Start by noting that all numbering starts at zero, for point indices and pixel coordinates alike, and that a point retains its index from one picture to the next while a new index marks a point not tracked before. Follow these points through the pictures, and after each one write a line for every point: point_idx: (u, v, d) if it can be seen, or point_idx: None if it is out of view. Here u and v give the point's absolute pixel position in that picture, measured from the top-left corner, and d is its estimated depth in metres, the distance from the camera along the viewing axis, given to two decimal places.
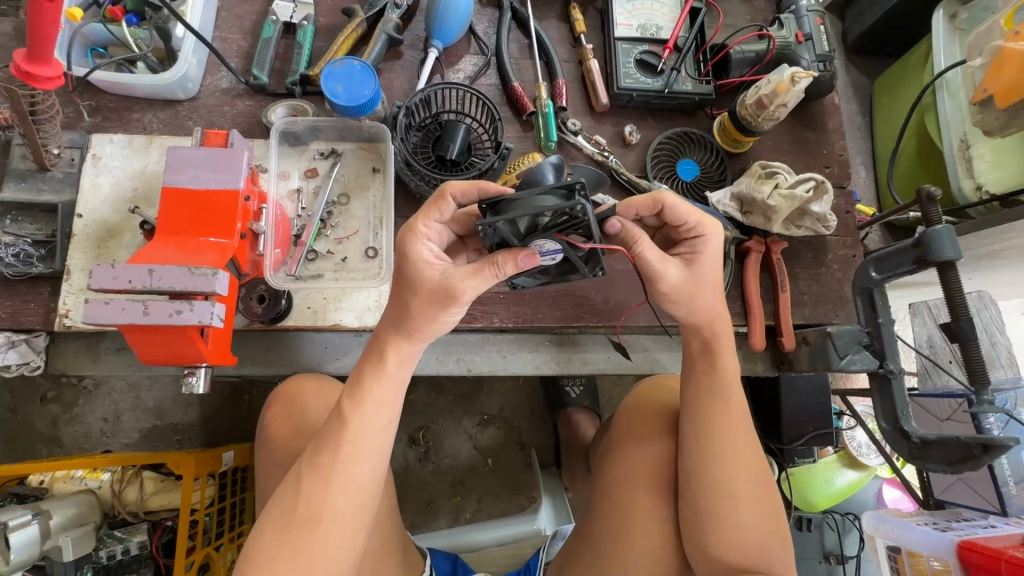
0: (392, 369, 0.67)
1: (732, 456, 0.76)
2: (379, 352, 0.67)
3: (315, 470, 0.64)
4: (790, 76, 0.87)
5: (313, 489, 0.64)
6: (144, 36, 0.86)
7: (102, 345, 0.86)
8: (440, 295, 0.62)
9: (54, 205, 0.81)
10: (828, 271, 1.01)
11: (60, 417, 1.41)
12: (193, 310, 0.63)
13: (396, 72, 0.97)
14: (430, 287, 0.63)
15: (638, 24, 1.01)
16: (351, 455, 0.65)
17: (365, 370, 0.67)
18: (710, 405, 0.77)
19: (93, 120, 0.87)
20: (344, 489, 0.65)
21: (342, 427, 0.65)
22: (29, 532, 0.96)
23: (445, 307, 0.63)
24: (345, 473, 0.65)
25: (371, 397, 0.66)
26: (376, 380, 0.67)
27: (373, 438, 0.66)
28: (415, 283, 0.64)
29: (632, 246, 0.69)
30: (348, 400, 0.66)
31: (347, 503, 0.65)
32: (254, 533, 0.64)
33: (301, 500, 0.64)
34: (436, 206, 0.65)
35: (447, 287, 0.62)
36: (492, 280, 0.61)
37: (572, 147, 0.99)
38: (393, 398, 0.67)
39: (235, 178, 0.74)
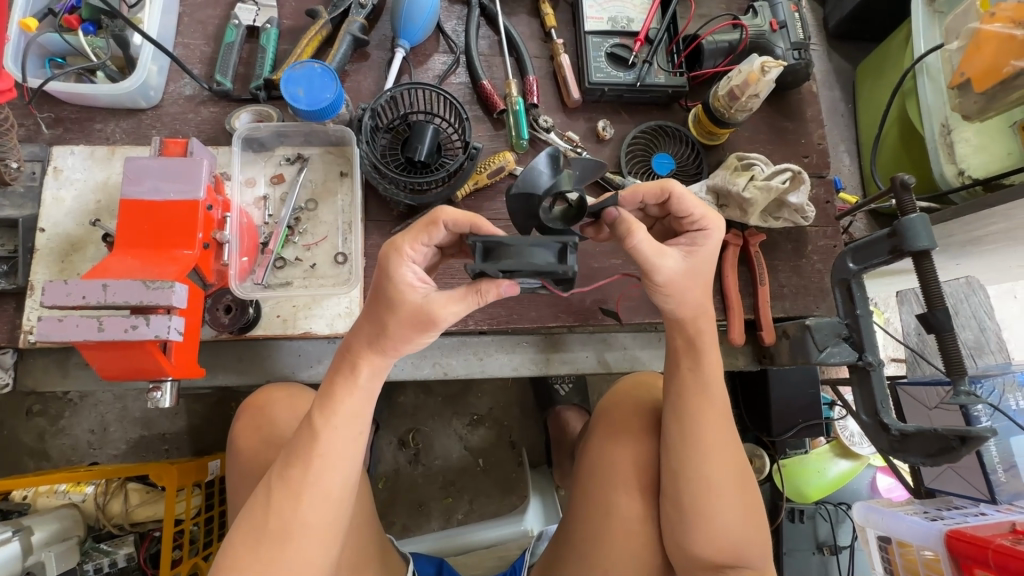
0: (365, 382, 0.63)
1: (719, 453, 0.73)
2: (350, 362, 0.63)
3: (285, 483, 0.61)
4: (760, 66, 0.86)
5: (281, 504, 0.61)
6: (102, 45, 0.84)
7: (71, 360, 0.87)
8: (421, 319, 0.58)
9: (15, 219, 0.80)
10: (808, 262, 1.00)
11: (46, 431, 1.40)
12: (150, 325, 0.62)
13: (363, 74, 0.95)
14: (411, 311, 0.58)
15: (609, 17, 0.99)
16: (323, 467, 0.62)
17: (338, 380, 0.63)
18: (691, 398, 0.75)
19: (54, 132, 0.85)
20: (316, 503, 0.61)
21: (313, 439, 0.62)
22: (11, 548, 0.95)
23: (425, 331, 0.59)
24: (316, 486, 0.61)
25: (343, 408, 0.63)
26: (349, 390, 0.63)
27: (344, 449, 0.63)
28: (395, 303, 0.58)
29: (628, 235, 0.65)
30: (318, 412, 0.62)
31: (318, 517, 0.61)
32: (224, 550, 0.61)
33: (271, 515, 0.61)
34: (425, 230, 0.59)
35: (429, 312, 0.58)
36: (474, 305, 0.58)
37: (545, 145, 0.97)
38: (365, 406, 0.64)
39: (195, 187, 0.72)
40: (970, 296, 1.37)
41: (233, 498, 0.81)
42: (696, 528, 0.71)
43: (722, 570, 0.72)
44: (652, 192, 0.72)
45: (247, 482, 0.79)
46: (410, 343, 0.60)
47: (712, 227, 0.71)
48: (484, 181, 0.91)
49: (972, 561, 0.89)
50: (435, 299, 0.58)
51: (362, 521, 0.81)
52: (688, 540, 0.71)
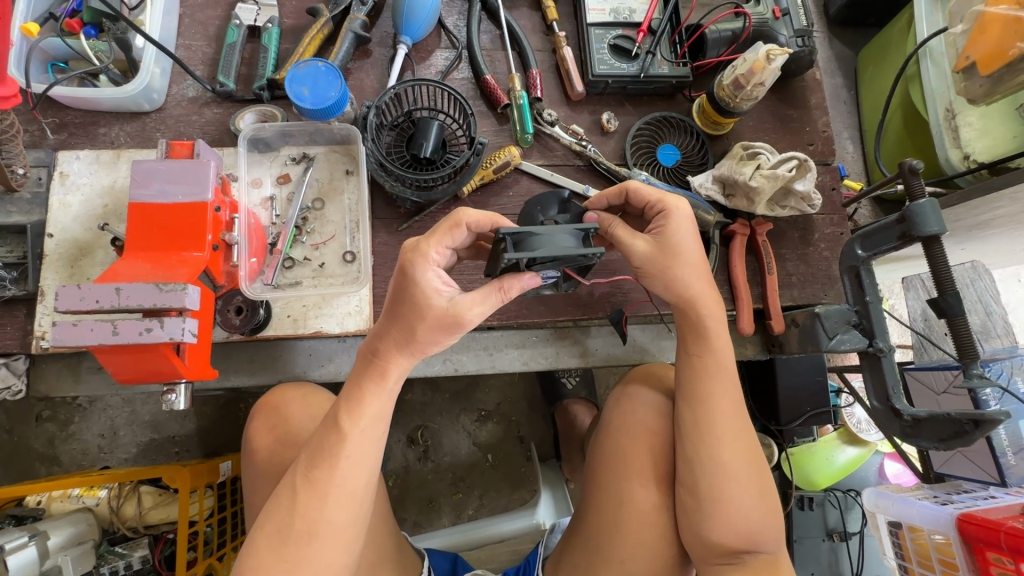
0: (393, 384, 0.64)
1: (733, 436, 0.73)
2: (370, 364, 0.64)
3: (310, 486, 0.61)
4: (765, 54, 0.85)
5: (307, 504, 0.61)
6: (104, 48, 0.83)
7: (83, 364, 0.87)
8: (449, 322, 0.61)
9: (22, 226, 0.80)
10: (815, 250, 1.00)
11: (56, 436, 1.41)
12: (164, 327, 0.62)
13: (366, 71, 0.95)
14: (438, 315, 0.61)
15: (611, 9, 0.99)
16: (348, 467, 0.62)
17: (365, 383, 0.64)
18: (706, 386, 0.74)
19: (58, 137, 0.85)
20: (340, 503, 0.62)
21: (338, 441, 0.62)
22: (27, 554, 0.96)
23: (452, 332, 0.62)
24: (340, 488, 0.62)
25: (368, 408, 0.63)
26: (376, 391, 0.64)
27: (368, 449, 0.63)
28: (422, 310, 0.61)
29: (606, 230, 0.77)
30: (344, 412, 0.63)
31: (343, 517, 0.62)
32: (248, 548, 0.61)
33: (298, 515, 0.61)
34: (448, 232, 0.64)
35: (456, 317, 0.61)
36: (497, 303, 0.62)
37: (550, 139, 0.97)
38: (387, 404, 0.65)
39: (203, 189, 0.72)
40: (976, 281, 1.35)
41: (249, 498, 0.81)
42: (709, 514, 0.71)
43: (738, 556, 0.71)
44: (611, 198, 0.79)
45: (261, 481, 0.80)
46: (437, 344, 0.63)
47: (672, 207, 0.74)
48: (491, 176, 0.91)
49: (984, 544, 0.89)
50: (462, 304, 0.61)
51: (377, 519, 0.82)
52: (701, 526, 0.72)
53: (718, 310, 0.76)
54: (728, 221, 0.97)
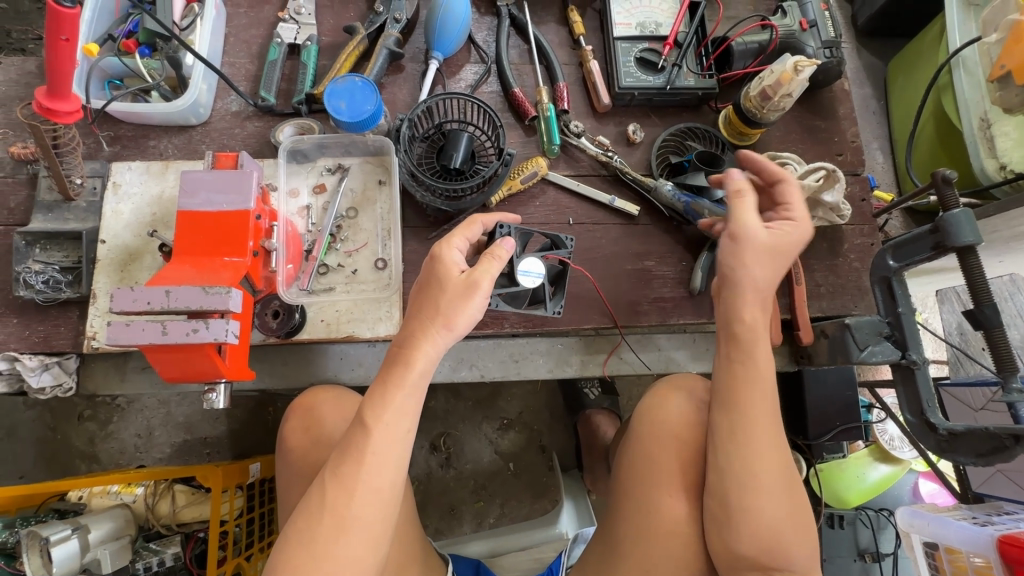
0: (416, 377, 0.66)
1: (767, 449, 0.71)
2: (406, 359, 0.65)
3: (338, 482, 0.62)
4: (793, 65, 0.85)
5: (336, 500, 0.62)
6: (156, 66, 0.89)
7: (129, 363, 0.91)
8: (466, 287, 0.66)
9: (78, 232, 0.85)
10: (845, 261, 0.99)
11: (96, 435, 1.48)
12: (209, 328, 0.65)
13: (399, 86, 0.98)
14: (456, 283, 0.67)
15: (637, 22, 1.00)
16: (375, 464, 0.63)
17: (390, 382, 0.65)
18: (744, 392, 0.72)
19: (112, 149, 0.91)
20: (367, 499, 0.63)
21: (365, 437, 0.63)
22: (69, 547, 1.02)
23: (472, 296, 0.66)
24: (368, 484, 0.63)
25: (394, 406, 0.65)
26: (400, 386, 0.65)
27: (395, 447, 0.65)
28: (443, 281, 0.67)
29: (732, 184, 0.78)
30: (370, 409, 0.64)
31: (370, 513, 0.63)
32: (279, 545, 0.63)
33: (327, 510, 0.62)
34: (467, 229, 0.73)
35: (474, 280, 0.66)
36: (498, 263, 0.68)
37: (576, 149, 0.99)
38: (413, 402, 0.66)
39: (246, 199, 0.76)
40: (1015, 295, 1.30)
41: (283, 495, 0.84)
42: (733, 524, 0.70)
43: (765, 570, 0.70)
44: (765, 172, 0.80)
45: (296, 479, 0.83)
46: (462, 315, 0.66)
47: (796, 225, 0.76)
48: (518, 186, 0.94)
49: None
50: (474, 271, 0.67)
51: (405, 521, 0.83)
52: (729, 538, 0.71)
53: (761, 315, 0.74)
54: None
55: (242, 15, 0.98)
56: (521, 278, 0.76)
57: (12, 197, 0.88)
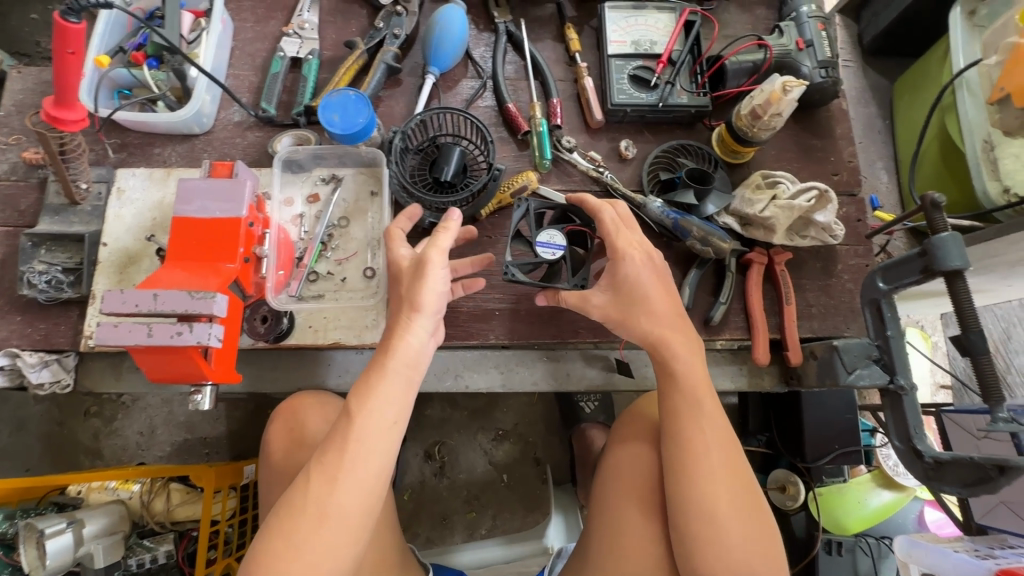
0: (398, 367, 0.67)
1: (724, 475, 0.70)
2: (389, 348, 0.68)
3: (322, 470, 0.64)
4: (782, 84, 0.85)
5: (320, 488, 0.63)
6: (163, 78, 0.92)
7: (125, 363, 0.93)
8: (417, 267, 0.70)
9: (82, 235, 0.88)
10: (838, 281, 0.98)
11: (100, 431, 1.52)
12: (193, 331, 0.67)
13: (395, 99, 1.01)
14: (406, 266, 0.72)
15: (632, 40, 1.01)
16: (359, 453, 0.65)
17: (374, 371, 0.68)
18: (685, 408, 0.74)
19: (118, 156, 0.94)
20: (350, 489, 0.64)
21: (349, 425, 0.65)
22: (64, 540, 1.05)
23: (419, 273, 0.70)
24: (352, 473, 0.64)
25: (379, 395, 0.66)
26: (382, 376, 0.67)
27: (379, 440, 0.66)
28: (397, 270, 0.73)
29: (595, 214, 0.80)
30: (356, 398, 0.66)
31: (352, 503, 0.64)
32: (258, 538, 0.64)
33: (310, 498, 0.63)
34: (406, 218, 0.81)
35: (420, 262, 0.70)
36: (449, 235, 0.72)
37: (568, 164, 1.00)
38: (401, 398, 0.67)
39: (239, 206, 0.78)
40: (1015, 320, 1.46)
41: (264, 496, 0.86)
42: (696, 549, 0.69)
43: None
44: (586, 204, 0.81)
45: (277, 482, 0.84)
46: (420, 292, 0.69)
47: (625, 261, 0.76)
48: (508, 201, 0.95)
49: None
50: (423, 250, 0.71)
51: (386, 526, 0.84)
52: (693, 560, 0.70)
53: (688, 343, 0.77)
54: (745, 250, 0.96)
55: (249, 30, 1.02)
56: (540, 250, 0.80)
57: (23, 200, 0.92)
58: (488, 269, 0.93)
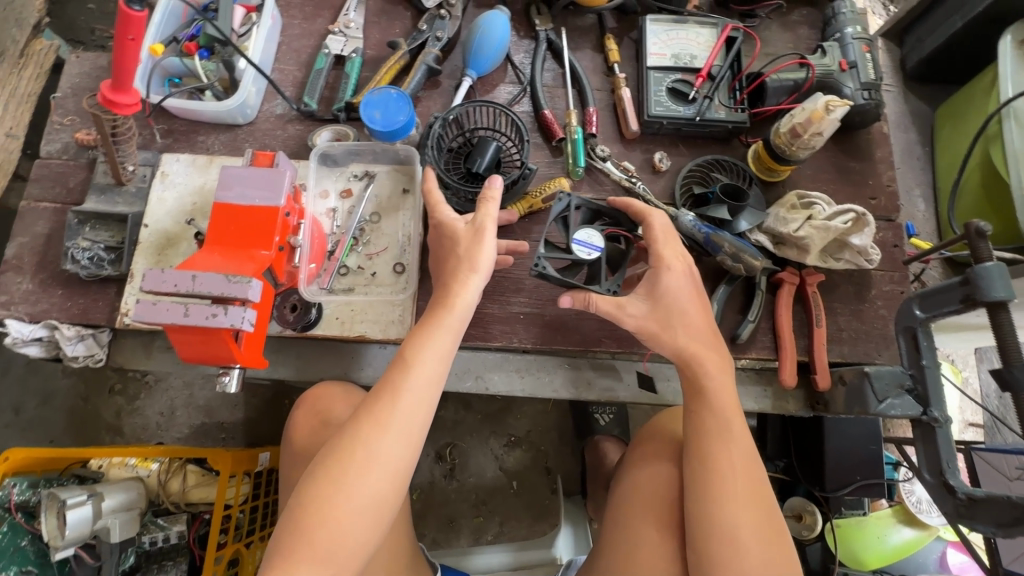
0: (452, 320, 0.73)
1: (747, 493, 0.69)
2: (446, 303, 0.74)
3: (373, 413, 0.67)
4: (824, 104, 0.84)
5: (370, 431, 0.66)
6: (212, 68, 0.95)
7: (156, 342, 0.96)
8: (474, 231, 0.77)
9: (125, 215, 0.91)
10: (871, 307, 0.96)
11: (123, 408, 1.56)
12: (228, 314, 0.68)
13: (433, 100, 1.02)
14: (463, 231, 0.78)
15: (672, 54, 1.01)
16: (410, 400, 0.68)
17: (429, 323, 0.73)
18: (712, 426, 0.73)
19: (165, 141, 0.97)
20: (399, 435, 0.67)
21: (404, 371, 0.69)
22: (83, 512, 1.08)
23: (479, 238, 0.77)
24: (401, 420, 0.68)
25: (432, 346, 0.72)
26: (435, 329, 0.72)
27: (427, 390, 0.70)
28: (450, 234, 0.79)
29: (643, 218, 0.81)
30: (410, 347, 0.71)
31: (399, 449, 0.67)
32: (301, 484, 0.66)
33: (359, 442, 0.66)
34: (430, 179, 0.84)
35: (480, 225, 0.77)
36: (495, 204, 0.78)
37: (600, 173, 1.00)
38: (429, 388, 0.70)
39: (277, 196, 0.80)
40: None
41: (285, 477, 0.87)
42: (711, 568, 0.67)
43: None
44: (632, 208, 0.82)
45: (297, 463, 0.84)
46: (480, 251, 0.76)
47: (668, 269, 0.77)
48: (538, 206, 0.94)
49: None
50: (477, 217, 0.78)
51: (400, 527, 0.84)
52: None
53: (720, 363, 0.76)
54: (777, 268, 0.95)
55: (296, 26, 1.05)
56: (575, 248, 0.79)
57: (72, 178, 0.95)
58: (515, 272, 0.93)
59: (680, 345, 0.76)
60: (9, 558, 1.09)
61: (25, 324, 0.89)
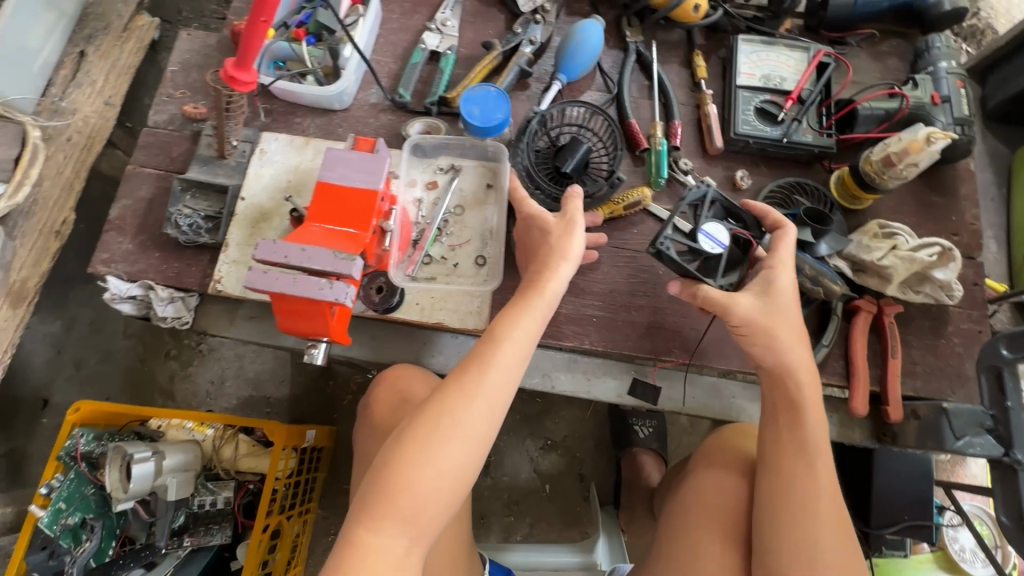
0: (540, 306, 0.76)
1: (826, 501, 0.71)
2: (536, 288, 0.77)
3: (461, 383, 0.70)
4: (925, 135, 0.85)
5: (457, 400, 0.69)
6: (318, 54, 0.99)
7: (239, 311, 1.00)
8: (566, 223, 0.81)
9: (225, 186, 0.95)
10: (947, 343, 0.94)
11: (176, 373, 1.61)
12: (332, 289, 0.72)
13: (522, 101, 1.05)
14: (556, 224, 0.81)
15: (762, 74, 1.02)
16: (496, 375, 0.71)
17: (517, 306, 0.75)
18: (793, 438, 0.75)
19: (265, 120, 1.02)
20: (484, 406, 0.69)
21: (493, 347, 0.72)
22: (146, 468, 1.11)
23: (570, 231, 0.80)
24: (486, 393, 0.70)
25: (520, 328, 0.74)
26: (524, 313, 0.75)
27: (512, 370, 0.72)
28: (539, 223, 0.82)
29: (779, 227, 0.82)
30: (498, 327, 0.74)
31: (482, 420, 0.69)
32: (388, 444, 0.69)
33: (447, 409, 0.69)
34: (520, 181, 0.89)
35: (570, 220, 0.81)
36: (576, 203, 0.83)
37: (680, 186, 1.01)
38: (515, 367, 0.72)
39: (376, 179, 0.83)
40: None
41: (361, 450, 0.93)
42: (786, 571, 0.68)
43: None
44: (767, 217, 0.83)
45: (373, 440, 0.90)
46: (574, 245, 0.79)
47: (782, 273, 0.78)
48: (619, 211, 0.95)
49: None
50: (567, 211, 0.82)
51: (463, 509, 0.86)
52: None
53: (813, 384, 0.77)
54: (854, 296, 0.95)
55: (395, 21, 1.09)
56: (701, 238, 0.79)
57: (176, 148, 1.00)
58: (591, 276, 0.95)
59: (772, 361, 0.78)
60: (75, 504, 1.13)
61: (123, 282, 0.93)
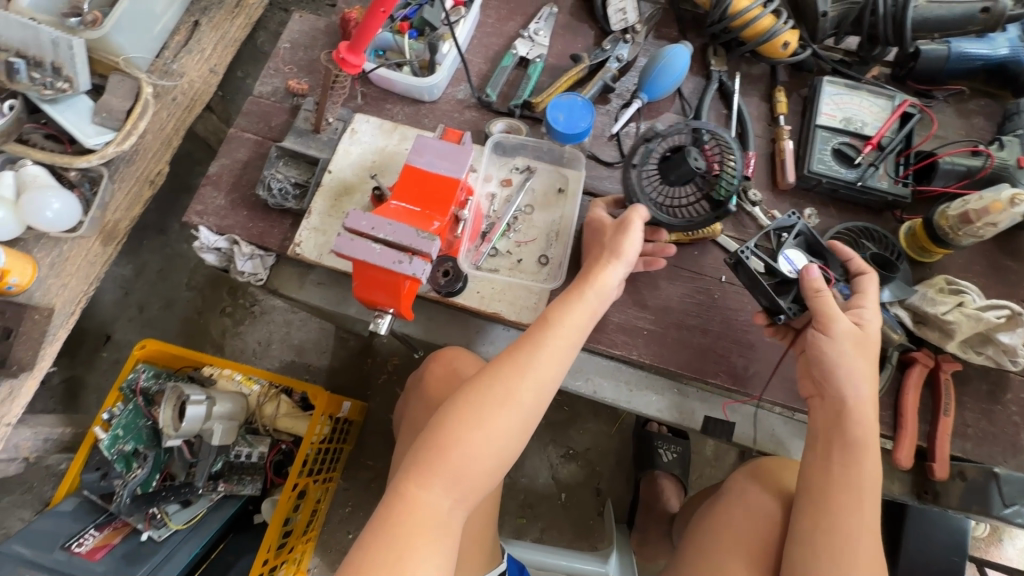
0: (590, 299, 0.78)
1: (865, 534, 0.72)
2: (589, 279, 0.79)
3: (513, 358, 0.73)
4: (1009, 196, 0.84)
5: (509, 373, 0.72)
6: (417, 48, 1.07)
7: (309, 276, 1.06)
8: (620, 225, 0.82)
9: (316, 159, 1.02)
10: (1004, 410, 0.92)
11: (228, 329, 1.70)
12: (411, 264, 0.77)
13: (601, 114, 1.09)
14: (609, 227, 0.86)
15: (843, 117, 1.03)
16: (546, 356, 0.74)
17: (571, 295, 0.78)
18: (842, 472, 0.75)
19: (359, 102, 1.09)
20: (534, 382, 0.73)
21: (546, 330, 0.75)
22: (199, 410, 1.18)
23: (621, 230, 0.81)
24: (537, 370, 0.73)
25: (572, 315, 0.77)
26: (578, 303, 0.77)
27: (562, 354, 0.75)
28: (599, 228, 0.88)
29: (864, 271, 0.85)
30: (552, 312, 0.77)
31: (531, 395, 0.72)
32: (441, 409, 0.72)
33: (499, 380, 0.72)
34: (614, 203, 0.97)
35: (625, 221, 0.82)
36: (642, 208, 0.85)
37: (747, 216, 1.02)
38: (564, 350, 0.75)
39: (459, 169, 0.88)
40: None
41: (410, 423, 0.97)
42: None
43: None
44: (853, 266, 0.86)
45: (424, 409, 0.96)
46: (629, 245, 0.80)
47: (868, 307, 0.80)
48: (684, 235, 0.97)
49: None
50: (626, 215, 0.82)
51: None
52: None
53: (872, 424, 0.77)
54: (911, 347, 0.94)
55: (490, 25, 1.15)
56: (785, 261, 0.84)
57: (275, 118, 1.08)
58: (648, 290, 0.97)
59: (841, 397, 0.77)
60: (131, 433, 1.21)
61: (212, 234, 1.01)
